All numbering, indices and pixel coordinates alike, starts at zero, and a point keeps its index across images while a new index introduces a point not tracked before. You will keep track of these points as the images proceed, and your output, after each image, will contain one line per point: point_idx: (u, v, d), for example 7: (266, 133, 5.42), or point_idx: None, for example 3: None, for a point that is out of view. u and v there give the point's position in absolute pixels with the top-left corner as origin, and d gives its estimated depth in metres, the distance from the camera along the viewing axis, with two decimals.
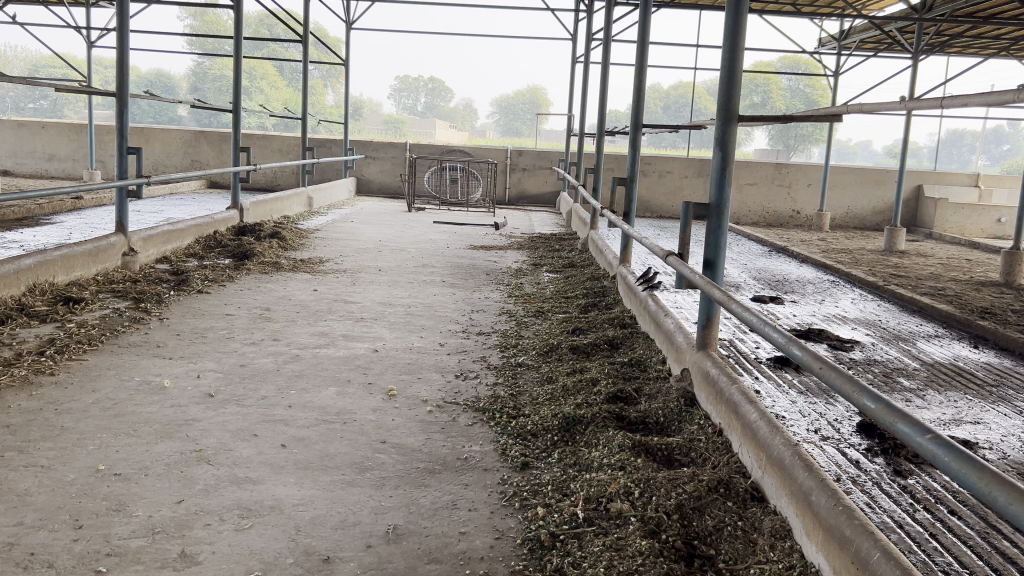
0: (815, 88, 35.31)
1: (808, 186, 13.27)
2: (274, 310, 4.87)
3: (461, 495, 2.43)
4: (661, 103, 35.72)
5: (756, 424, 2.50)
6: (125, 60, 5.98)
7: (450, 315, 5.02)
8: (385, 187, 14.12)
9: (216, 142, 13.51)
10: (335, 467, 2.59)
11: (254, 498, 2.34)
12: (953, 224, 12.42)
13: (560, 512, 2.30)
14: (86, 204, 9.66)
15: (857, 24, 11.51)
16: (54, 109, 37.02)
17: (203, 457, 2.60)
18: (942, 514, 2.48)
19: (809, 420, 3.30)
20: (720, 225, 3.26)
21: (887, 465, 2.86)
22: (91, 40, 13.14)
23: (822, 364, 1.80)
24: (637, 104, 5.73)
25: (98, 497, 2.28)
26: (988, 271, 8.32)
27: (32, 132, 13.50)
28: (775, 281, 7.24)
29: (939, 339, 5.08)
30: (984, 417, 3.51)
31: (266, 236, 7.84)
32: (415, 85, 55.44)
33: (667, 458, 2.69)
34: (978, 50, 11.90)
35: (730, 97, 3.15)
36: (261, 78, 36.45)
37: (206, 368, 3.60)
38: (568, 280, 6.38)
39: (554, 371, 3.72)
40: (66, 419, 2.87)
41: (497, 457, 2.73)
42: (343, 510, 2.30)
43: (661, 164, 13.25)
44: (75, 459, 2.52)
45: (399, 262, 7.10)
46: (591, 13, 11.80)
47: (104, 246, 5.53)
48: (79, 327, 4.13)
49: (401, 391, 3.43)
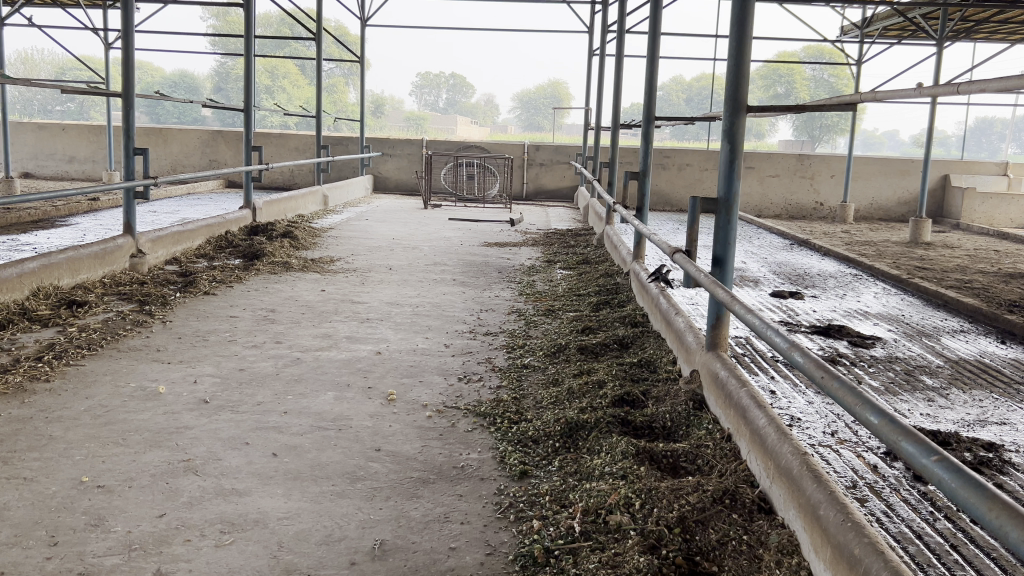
0: (840, 78, 34.86)
1: (831, 177, 13.00)
2: (279, 312, 4.79)
3: (454, 508, 2.33)
4: (683, 94, 35.45)
5: (765, 430, 2.37)
6: (133, 61, 5.93)
7: (457, 315, 4.92)
8: (401, 184, 14.07)
9: (233, 141, 13.52)
10: (324, 478, 2.49)
11: (238, 511, 2.25)
12: (981, 215, 12.11)
13: (556, 526, 2.19)
14: (102, 206, 9.69)
15: (879, 11, 11.20)
16: (80, 112, 37.54)
17: (191, 467, 2.53)
18: (964, 524, 2.33)
19: (825, 422, 3.15)
20: (729, 220, 3.11)
21: (907, 470, 2.71)
22: (108, 42, 13.18)
23: (825, 373, 1.67)
24: (648, 97, 5.53)
25: (77, 511, 2.21)
26: (1016, 262, 8.06)
27: (52, 134, 13.60)
28: (795, 276, 7.04)
29: (965, 334, 4.89)
30: (1011, 418, 3.33)
31: (279, 235, 7.80)
32: (436, 82, 55.42)
33: (671, 466, 2.56)
34: (1006, 35, 11.54)
35: (738, 88, 2.99)
36: (282, 77, 36.69)
37: (204, 373, 3.52)
38: (581, 276, 6.25)
39: (559, 373, 3.61)
40: (54, 428, 2.81)
41: (495, 465, 2.62)
42: (330, 524, 2.21)
43: (680, 157, 13.05)
44: (59, 472, 2.45)
45: (411, 260, 7.02)
46: (607, 5, 11.63)
47: (111, 248, 5.50)
48: (80, 331, 4.07)
49: (401, 395, 3.34)
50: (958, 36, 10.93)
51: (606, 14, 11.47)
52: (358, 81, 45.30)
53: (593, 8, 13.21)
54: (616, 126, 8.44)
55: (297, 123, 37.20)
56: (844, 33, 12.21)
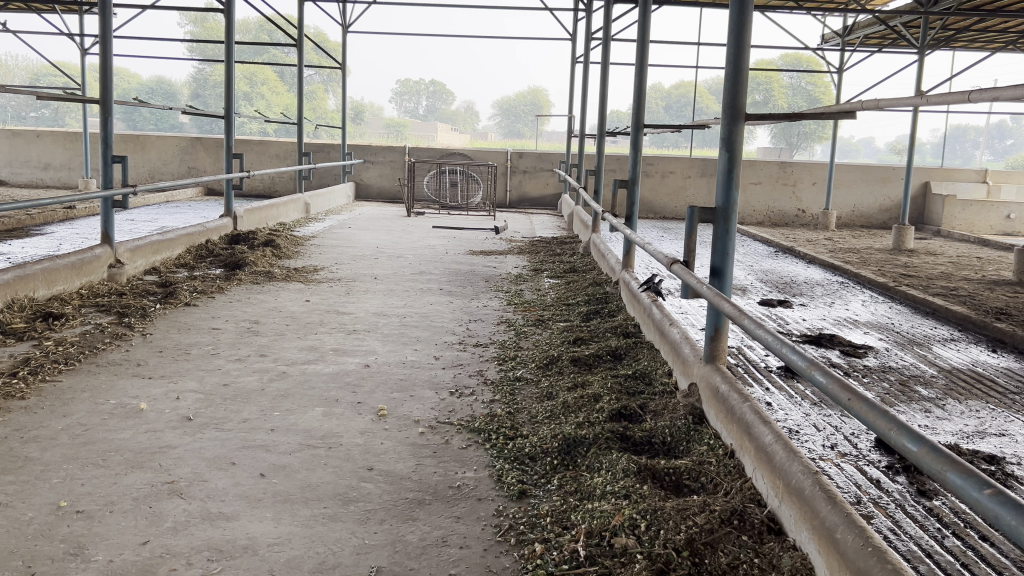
0: (818, 86, 35.24)
1: (813, 185, 13.06)
2: (263, 324, 4.68)
3: (452, 530, 2.24)
4: (663, 103, 35.61)
5: (772, 447, 2.30)
6: (110, 67, 5.78)
7: (446, 326, 4.82)
8: (384, 192, 13.95)
9: (213, 149, 13.33)
10: (316, 500, 2.39)
11: (226, 536, 2.15)
12: (961, 221, 12.20)
13: (559, 549, 2.11)
14: (79, 214, 9.50)
15: (861, 19, 11.25)
16: (55, 118, 36.97)
17: (176, 489, 2.42)
18: (973, 541, 2.28)
19: (824, 435, 3.10)
20: (727, 231, 3.05)
21: (910, 485, 2.66)
22: (85, 48, 12.97)
23: (847, 393, 1.59)
24: (636, 105, 5.47)
25: (55, 539, 2.09)
26: (1000, 269, 8.09)
27: (27, 141, 13.35)
28: (782, 284, 7.03)
29: (955, 343, 4.88)
30: (1010, 428, 3.30)
31: (261, 244, 7.66)
32: (416, 89, 55.32)
33: (675, 485, 2.48)
34: (985, 43, 11.65)
35: (736, 96, 2.93)
36: (261, 84, 36.45)
37: (186, 389, 3.40)
38: (570, 286, 6.18)
39: (553, 386, 3.53)
40: (30, 448, 2.69)
41: (493, 485, 2.54)
42: (323, 550, 2.11)
43: (663, 165, 13.05)
44: (36, 496, 2.33)
45: (395, 269, 6.91)
46: (591, 12, 11.59)
47: (89, 258, 5.36)
48: (57, 345, 3.94)
49: (391, 410, 3.24)
50: (938, 44, 11.01)
51: (589, 22, 11.44)
52: (339, 88, 45.13)
53: (577, 15, 13.19)
54: (602, 134, 8.39)
55: (276, 129, 36.96)
56: (825, 41, 12.26)
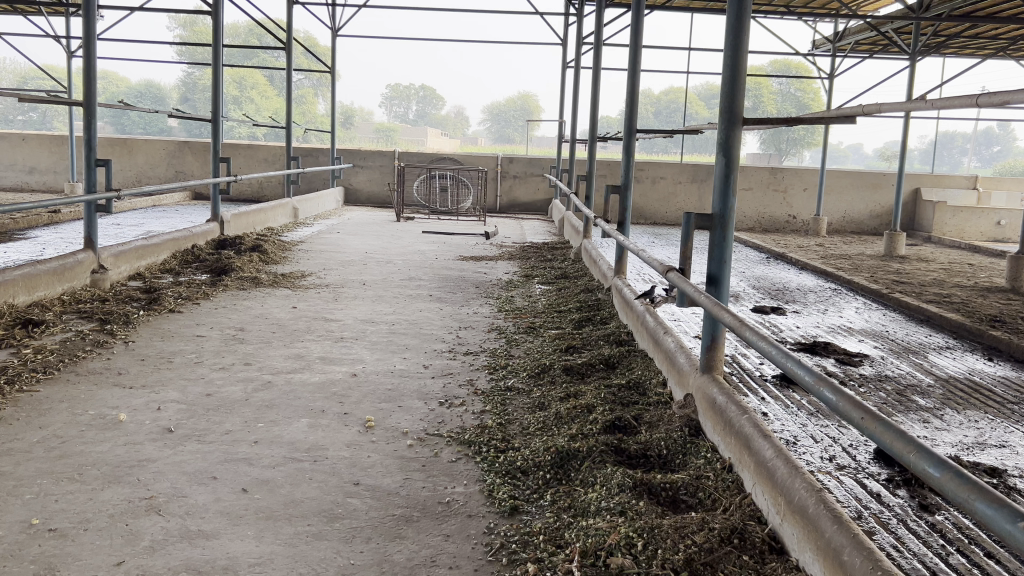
0: (807, 93, 35.40)
1: (804, 191, 13.06)
2: (247, 331, 4.58)
3: (441, 549, 2.15)
4: (653, 109, 35.66)
5: (772, 462, 2.23)
6: (92, 68, 5.65)
7: (435, 334, 4.73)
8: (373, 197, 13.85)
9: (200, 152, 13.19)
10: (300, 517, 2.30)
11: (206, 556, 2.06)
12: (952, 227, 12.22)
13: (552, 569, 2.03)
14: (63, 219, 9.36)
15: (852, 26, 11.26)
16: (42, 121, 36.67)
17: (154, 505, 2.32)
18: (979, 558, 2.21)
19: (822, 446, 3.04)
20: (724, 237, 2.98)
21: (911, 499, 2.59)
22: (71, 50, 12.81)
23: (860, 412, 1.51)
24: (630, 110, 5.40)
25: (25, 560, 1.99)
26: (993, 275, 8.07)
27: (11, 144, 13.16)
28: (775, 290, 6.98)
29: (951, 351, 4.83)
30: (1009, 440, 3.24)
31: (247, 249, 7.55)
32: (407, 94, 55.12)
33: (671, 500, 2.41)
34: (976, 49, 11.71)
35: (733, 99, 2.87)
36: (250, 87, 36.26)
37: (167, 400, 3.29)
38: (561, 292, 6.10)
39: (545, 396, 3.45)
40: (3, 462, 2.59)
41: (483, 500, 2.45)
42: (306, 570, 2.02)
43: (653, 170, 13.00)
44: (7, 514, 2.23)
45: (384, 275, 6.81)
46: (582, 17, 11.53)
47: (71, 264, 5.25)
48: (36, 353, 3.83)
49: (379, 421, 3.15)
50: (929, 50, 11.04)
51: (581, 27, 11.40)
52: (329, 92, 45.02)
53: (568, 20, 13.14)
54: (593, 139, 8.33)
55: (265, 134, 36.85)
56: (816, 47, 12.27)
